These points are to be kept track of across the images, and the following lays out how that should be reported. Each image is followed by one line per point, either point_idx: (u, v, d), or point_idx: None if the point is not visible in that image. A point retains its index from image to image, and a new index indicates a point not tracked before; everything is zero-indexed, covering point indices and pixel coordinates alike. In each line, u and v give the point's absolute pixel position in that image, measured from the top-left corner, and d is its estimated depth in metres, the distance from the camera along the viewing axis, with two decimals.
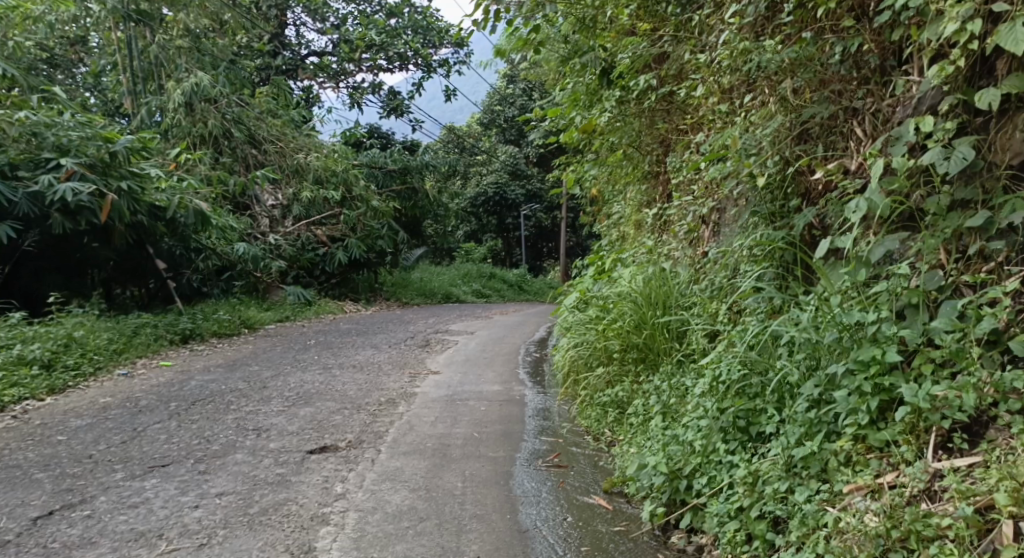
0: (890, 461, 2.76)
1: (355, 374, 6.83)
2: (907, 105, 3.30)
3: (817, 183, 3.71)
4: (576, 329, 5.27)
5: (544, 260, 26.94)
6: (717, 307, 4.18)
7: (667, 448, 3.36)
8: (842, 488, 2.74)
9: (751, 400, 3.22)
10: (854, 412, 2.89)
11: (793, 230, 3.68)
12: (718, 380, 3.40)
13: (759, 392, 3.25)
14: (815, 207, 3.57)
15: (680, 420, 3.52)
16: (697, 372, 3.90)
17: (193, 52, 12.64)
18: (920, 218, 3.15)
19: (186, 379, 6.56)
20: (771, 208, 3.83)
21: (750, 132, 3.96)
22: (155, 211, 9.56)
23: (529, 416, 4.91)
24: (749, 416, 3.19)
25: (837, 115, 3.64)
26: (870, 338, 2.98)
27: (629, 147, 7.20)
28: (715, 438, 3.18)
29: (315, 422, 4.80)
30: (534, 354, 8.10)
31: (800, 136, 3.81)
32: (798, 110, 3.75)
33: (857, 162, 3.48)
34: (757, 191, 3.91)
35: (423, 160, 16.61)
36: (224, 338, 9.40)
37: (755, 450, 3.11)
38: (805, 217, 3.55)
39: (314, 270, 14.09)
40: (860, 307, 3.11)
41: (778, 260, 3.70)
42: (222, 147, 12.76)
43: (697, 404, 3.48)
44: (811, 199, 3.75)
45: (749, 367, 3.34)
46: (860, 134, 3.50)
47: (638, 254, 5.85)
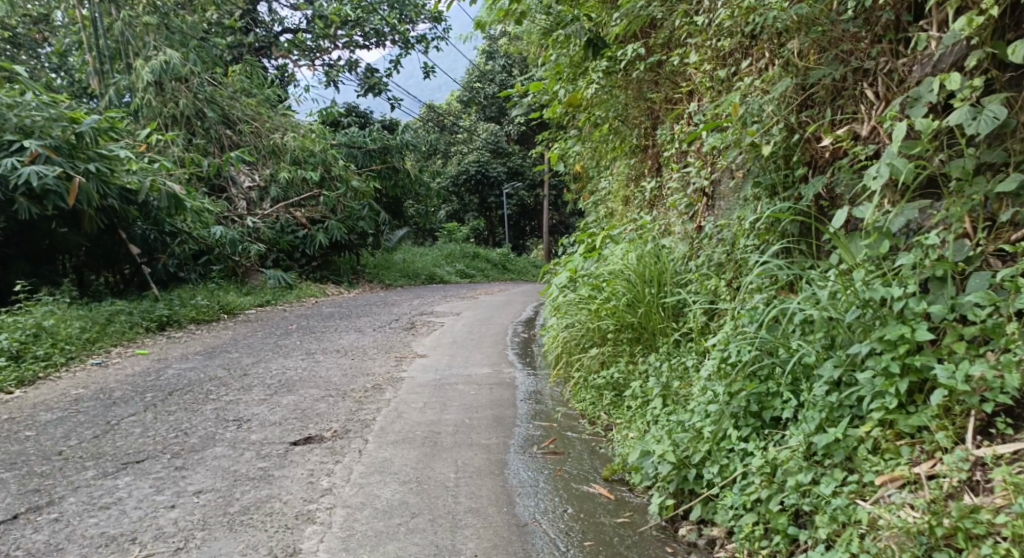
0: (924, 448, 2.66)
1: (339, 359, 6.64)
2: (925, 63, 3.15)
3: (824, 151, 3.53)
4: (567, 308, 5.10)
5: (527, 239, 26.71)
6: (716, 283, 4.03)
7: (672, 435, 3.21)
8: (875, 479, 2.63)
9: (762, 383, 3.07)
10: (880, 396, 2.77)
11: (800, 201, 3.52)
12: (726, 361, 3.24)
13: (770, 374, 3.11)
14: (824, 176, 3.41)
15: (686, 405, 3.37)
16: (698, 352, 3.76)
17: (162, 30, 12.28)
18: (943, 184, 3.01)
19: (163, 368, 6.34)
20: (775, 178, 3.66)
21: (752, 98, 3.78)
22: (126, 195, 9.31)
23: (522, 399, 4.75)
24: (761, 400, 3.05)
25: (846, 77, 3.47)
26: (896, 316, 2.86)
27: (616, 121, 7.02)
28: (725, 425, 3.04)
29: (299, 411, 4.62)
30: (522, 335, 7.94)
31: (805, 101, 3.64)
32: (804, 73, 3.57)
33: (868, 127, 3.32)
34: (760, 161, 3.74)
35: (403, 139, 16.33)
36: (204, 324, 9.16)
37: (769, 436, 2.98)
38: (813, 186, 3.38)
39: (295, 252, 13.81)
40: (883, 281, 2.97)
41: (781, 230, 3.60)
42: (195, 127, 12.43)
43: (701, 387, 3.33)
44: (817, 167, 3.58)
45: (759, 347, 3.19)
46: (872, 97, 3.34)
47: (628, 230, 5.68)
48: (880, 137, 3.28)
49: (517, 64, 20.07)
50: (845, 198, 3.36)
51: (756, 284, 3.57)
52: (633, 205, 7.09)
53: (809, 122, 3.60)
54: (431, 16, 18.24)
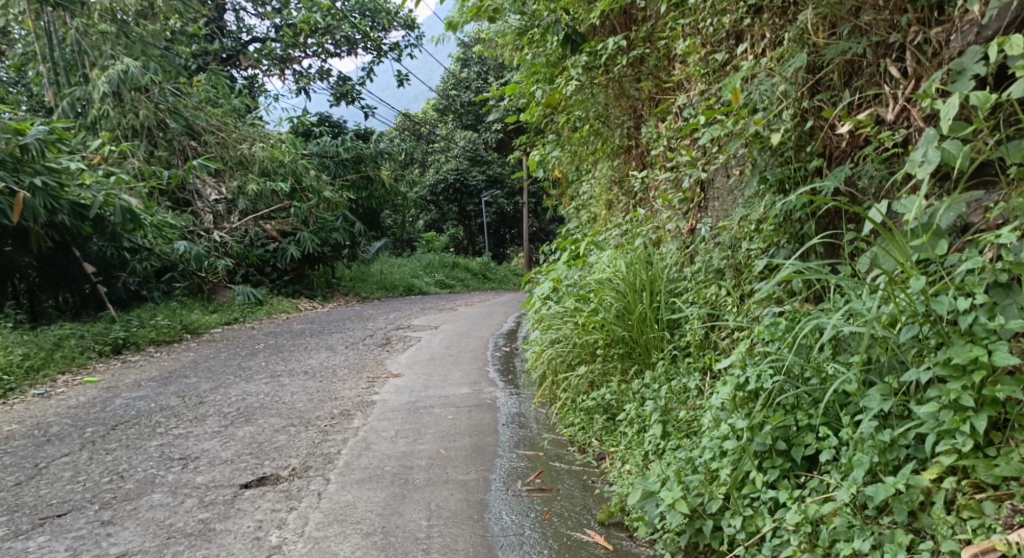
0: (1014, 505, 2.26)
1: (306, 381, 6.17)
2: (967, 30, 2.76)
3: (840, 139, 3.16)
4: (551, 322, 4.69)
5: (507, 247, 26.27)
6: (714, 292, 3.63)
7: (680, 475, 2.81)
8: (958, 550, 2.23)
9: (788, 417, 2.68)
10: (949, 436, 2.40)
11: (815, 197, 3.14)
12: (742, 388, 2.85)
13: (798, 406, 2.72)
14: (847, 168, 3.02)
15: (696, 439, 2.96)
16: (703, 373, 3.36)
17: (121, 40, 11.74)
18: (1002, 170, 2.63)
19: (111, 398, 5.84)
20: (784, 172, 3.27)
21: (756, 81, 3.41)
22: (78, 210, 8.87)
23: (502, 424, 4.32)
24: (789, 437, 2.68)
25: (867, 53, 3.09)
26: (963, 333, 2.47)
27: (596, 121, 6.63)
28: (747, 465, 2.65)
29: (254, 445, 4.16)
30: (504, 349, 7.49)
31: (816, 85, 3.29)
32: (821, 48, 3.19)
33: (895, 110, 2.95)
34: (767, 154, 3.35)
35: (378, 147, 15.83)
36: (164, 345, 8.65)
37: (803, 485, 2.59)
38: (834, 179, 3.00)
39: (265, 267, 13.30)
40: (940, 290, 2.57)
41: (795, 233, 3.23)
42: (157, 139, 11.91)
43: (712, 415, 2.93)
44: (832, 158, 3.21)
45: (782, 371, 2.80)
46: (898, 74, 2.96)
47: (615, 236, 5.28)
48: (910, 120, 2.91)
49: (492, 69, 19.69)
50: (875, 194, 2.98)
51: (768, 294, 3.19)
52: (617, 209, 6.67)
53: (822, 107, 3.24)
54: (404, 22, 17.88)
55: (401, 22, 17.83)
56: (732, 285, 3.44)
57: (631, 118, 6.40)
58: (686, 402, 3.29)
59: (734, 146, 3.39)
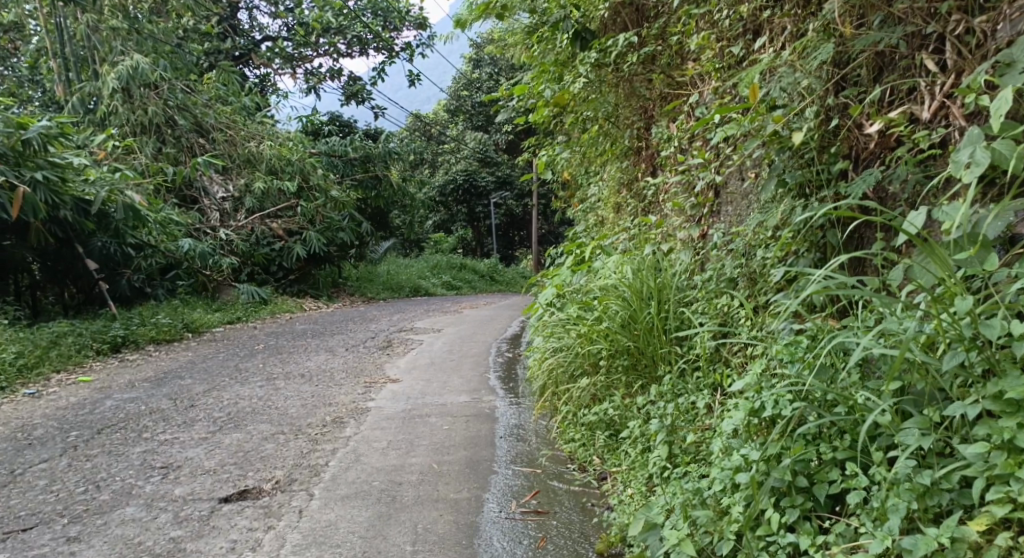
0: None
1: (302, 385, 5.98)
2: (1015, 20, 2.54)
3: (868, 138, 2.95)
4: (553, 330, 4.48)
5: (516, 250, 26.07)
6: (726, 301, 3.41)
7: (687, 510, 2.59)
8: None
9: (809, 448, 2.46)
10: (1001, 481, 2.18)
11: (840, 203, 2.92)
12: (756, 413, 2.63)
13: (821, 436, 2.51)
14: (877, 172, 2.80)
15: (706, 465, 2.74)
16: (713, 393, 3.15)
17: (131, 35, 11.61)
18: None
19: (101, 399, 5.66)
20: (806, 175, 3.04)
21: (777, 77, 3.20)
22: (81, 206, 8.73)
23: (500, 437, 4.11)
24: (810, 471, 2.46)
25: (899, 45, 2.88)
26: (1016, 362, 2.24)
27: (606, 121, 6.43)
28: (762, 503, 2.42)
29: (241, 454, 3.97)
30: (507, 355, 7.29)
31: (842, 81, 3.09)
32: (850, 37, 2.97)
33: (931, 107, 2.73)
34: (787, 155, 3.14)
35: (387, 147, 15.65)
36: (163, 344, 8.48)
37: (827, 527, 2.38)
38: (862, 184, 2.79)
39: (271, 266, 13.12)
40: (987, 311, 2.35)
41: (817, 242, 3.01)
42: (165, 136, 11.77)
43: (724, 442, 2.72)
44: (859, 159, 2.99)
45: (802, 394, 2.58)
46: (935, 68, 2.75)
47: (622, 241, 5.07)
48: (948, 119, 2.69)
49: (504, 70, 19.52)
50: (910, 203, 2.75)
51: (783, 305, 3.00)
52: (626, 213, 6.44)
53: (848, 104, 3.03)
54: (416, 22, 17.71)
55: (413, 21, 17.67)
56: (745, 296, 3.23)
57: (642, 119, 6.18)
58: (695, 422, 3.08)
59: (752, 146, 3.17)
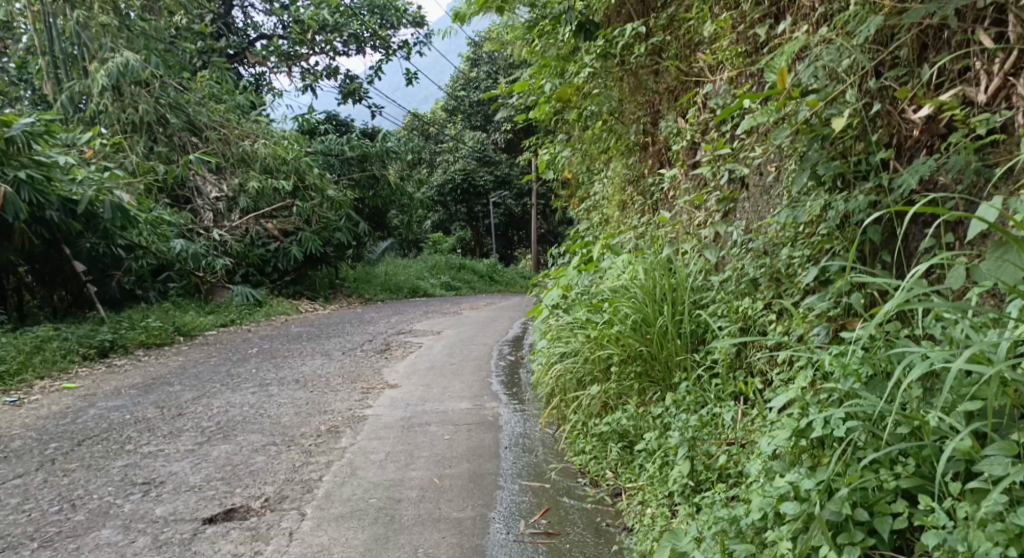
0: None
1: (296, 391, 5.74)
2: None
3: (913, 126, 2.77)
4: (560, 333, 4.26)
5: (515, 249, 25.81)
6: (750, 304, 3.19)
7: (723, 541, 2.39)
8: None
9: (869, 475, 2.22)
10: None
11: (887, 197, 2.72)
12: (803, 434, 2.40)
13: (882, 464, 2.26)
14: (929, 162, 2.61)
15: (743, 493, 2.51)
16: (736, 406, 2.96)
17: (122, 33, 11.38)
18: None
19: (85, 408, 5.42)
20: (843, 166, 2.86)
21: (808, 60, 3.01)
22: (68, 206, 8.50)
23: (504, 447, 3.89)
24: (870, 503, 2.21)
25: (948, 24, 2.70)
26: None
27: (611, 116, 6.23)
28: (816, 538, 2.17)
29: (229, 468, 3.74)
30: (509, 358, 7.06)
31: (882, 64, 2.91)
32: (895, 15, 2.80)
33: (988, 89, 2.56)
34: (824, 145, 2.95)
35: (384, 146, 15.39)
36: (154, 348, 8.24)
37: None
38: (914, 174, 2.60)
39: (266, 267, 12.85)
40: None
41: (857, 239, 2.80)
42: (157, 135, 11.52)
43: (761, 464, 2.49)
44: (902, 149, 2.82)
45: (858, 414, 2.35)
46: (993, 46, 2.56)
47: (630, 240, 4.86)
48: (1006, 102, 2.51)
49: (501, 67, 19.26)
50: (970, 196, 2.54)
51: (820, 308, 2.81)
52: (631, 210, 6.20)
53: (890, 88, 2.86)
54: (413, 20, 17.45)
55: (410, 19, 17.41)
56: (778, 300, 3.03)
57: (648, 112, 5.94)
58: (722, 435, 2.87)
59: (782, 134, 2.99)
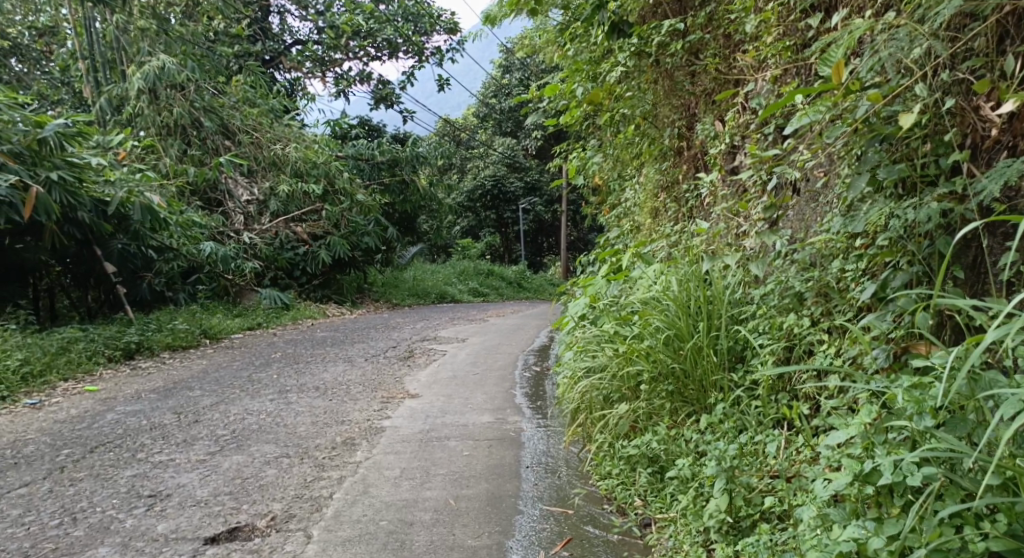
0: None
1: (317, 400, 5.57)
2: None
3: (991, 125, 2.55)
4: (586, 345, 4.05)
5: (544, 256, 25.58)
6: (796, 321, 3.00)
7: None
8: None
9: (953, 534, 2.05)
10: None
11: (958, 206, 2.53)
12: (863, 476, 2.23)
13: (966, 521, 2.08)
14: (1012, 167, 2.39)
15: (796, 540, 2.34)
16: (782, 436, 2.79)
17: (159, 36, 11.41)
18: None
19: (103, 412, 5.31)
20: (907, 170, 2.66)
21: (869, 53, 2.80)
22: (98, 207, 8.46)
23: (525, 467, 3.71)
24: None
25: None
26: None
27: (645, 119, 6.02)
28: None
29: (240, 481, 3.58)
30: (534, 369, 6.82)
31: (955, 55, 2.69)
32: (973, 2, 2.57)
33: None
34: (886, 144, 2.74)
35: (414, 151, 15.28)
36: (179, 351, 8.17)
37: None
38: (995, 182, 2.39)
39: (295, 270, 12.75)
40: None
41: (921, 252, 2.60)
42: (190, 137, 11.51)
43: (818, 510, 2.32)
44: (978, 149, 2.60)
45: (935, 462, 2.18)
46: None
47: (662, 249, 4.65)
48: None
49: (534, 74, 19.09)
50: None
51: (881, 327, 2.64)
52: (663, 218, 5.96)
53: (966, 83, 2.63)
54: (447, 26, 17.37)
55: (444, 25, 17.32)
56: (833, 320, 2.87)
57: (683, 116, 5.75)
58: (765, 465, 2.71)
59: (837, 133, 2.78)
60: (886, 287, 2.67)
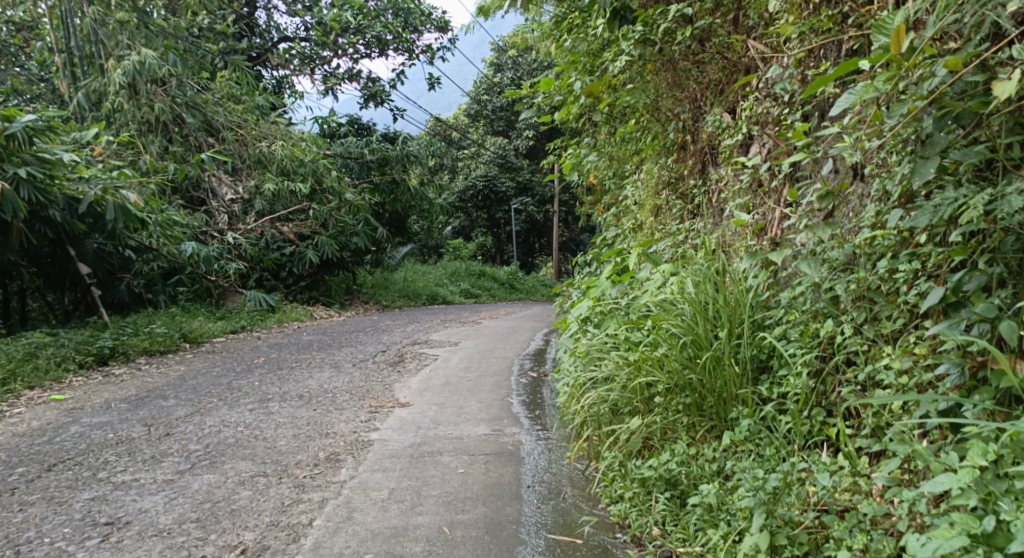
0: None
1: (299, 410, 5.21)
2: None
3: None
4: (590, 351, 3.75)
5: (536, 257, 25.24)
6: (836, 330, 2.79)
7: None
8: None
9: None
10: None
11: None
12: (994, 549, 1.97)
13: None
14: None
15: None
16: (832, 466, 2.53)
17: (140, 29, 11.02)
18: None
19: (66, 424, 4.94)
20: (987, 150, 2.45)
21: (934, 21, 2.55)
22: (71, 205, 8.10)
23: (526, 487, 3.39)
24: None
25: None
26: None
27: (647, 112, 5.69)
28: None
29: (209, 505, 3.25)
30: (530, 375, 6.43)
31: None
32: None
33: None
34: (961, 120, 2.51)
35: (404, 150, 14.91)
36: (157, 356, 7.80)
37: None
38: None
39: (281, 271, 12.37)
40: None
41: (1000, 250, 2.41)
42: (172, 134, 11.14)
43: None
44: None
45: None
46: None
47: (670, 251, 4.39)
48: None
49: (527, 71, 18.73)
50: None
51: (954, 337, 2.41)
52: (665, 215, 5.61)
53: None
54: (437, 24, 17.01)
55: (434, 22, 16.97)
56: (889, 326, 2.67)
57: (689, 110, 5.44)
58: (806, 495, 2.44)
59: (901, 111, 2.54)
60: (958, 288, 2.46)
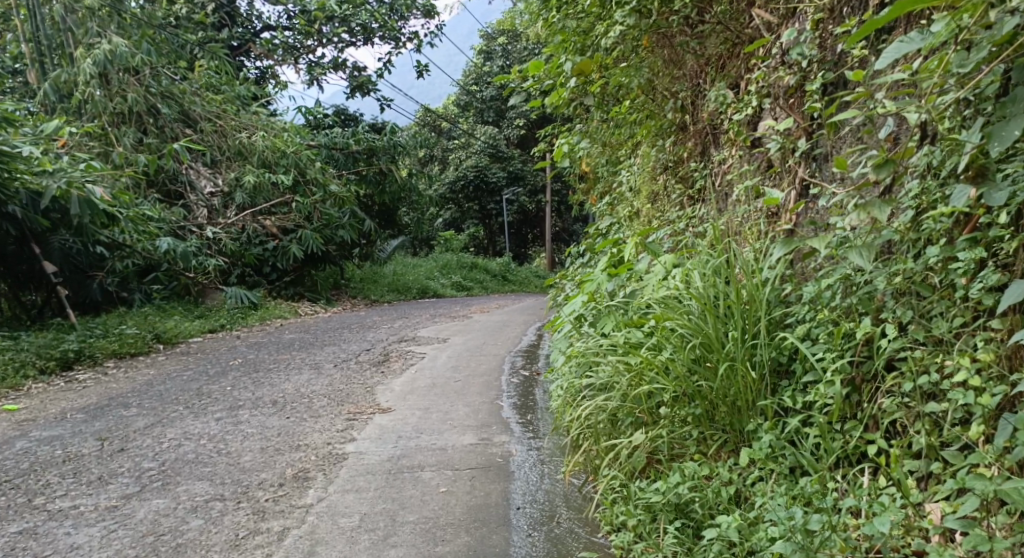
0: None
1: (270, 419, 4.78)
2: None
3: None
4: (585, 354, 3.37)
5: (529, 248, 24.77)
6: (877, 332, 2.50)
7: None
8: None
9: None
10: None
11: None
12: None
13: None
14: None
15: None
16: (890, 506, 2.18)
17: (111, 17, 10.55)
18: None
19: (13, 439, 4.51)
20: None
21: None
22: (33, 200, 7.65)
23: (515, 508, 3.02)
24: None
25: None
26: None
27: (641, 92, 5.26)
28: None
29: (151, 539, 2.86)
30: (522, 375, 6.02)
31: None
32: None
33: None
34: None
35: (391, 140, 14.42)
36: (127, 359, 7.36)
37: None
38: None
39: (264, 266, 11.88)
40: None
41: None
42: (147, 125, 10.64)
43: None
44: None
45: None
46: None
47: (671, 241, 4.00)
48: None
49: (516, 58, 18.23)
50: None
51: None
52: (664, 202, 5.20)
53: None
54: (423, 10, 16.47)
55: (420, 8, 16.42)
56: (949, 327, 2.37)
57: (688, 87, 5.02)
58: (855, 539, 2.11)
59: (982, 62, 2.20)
60: None
